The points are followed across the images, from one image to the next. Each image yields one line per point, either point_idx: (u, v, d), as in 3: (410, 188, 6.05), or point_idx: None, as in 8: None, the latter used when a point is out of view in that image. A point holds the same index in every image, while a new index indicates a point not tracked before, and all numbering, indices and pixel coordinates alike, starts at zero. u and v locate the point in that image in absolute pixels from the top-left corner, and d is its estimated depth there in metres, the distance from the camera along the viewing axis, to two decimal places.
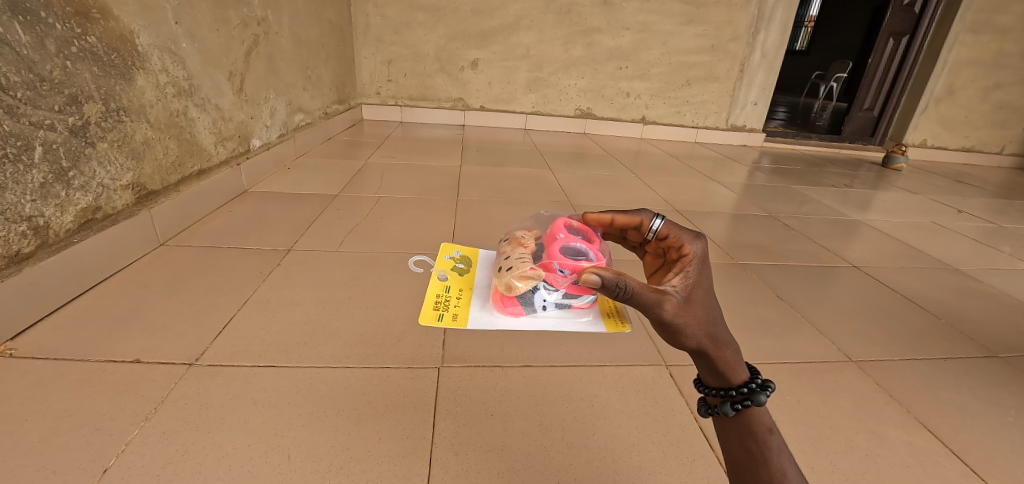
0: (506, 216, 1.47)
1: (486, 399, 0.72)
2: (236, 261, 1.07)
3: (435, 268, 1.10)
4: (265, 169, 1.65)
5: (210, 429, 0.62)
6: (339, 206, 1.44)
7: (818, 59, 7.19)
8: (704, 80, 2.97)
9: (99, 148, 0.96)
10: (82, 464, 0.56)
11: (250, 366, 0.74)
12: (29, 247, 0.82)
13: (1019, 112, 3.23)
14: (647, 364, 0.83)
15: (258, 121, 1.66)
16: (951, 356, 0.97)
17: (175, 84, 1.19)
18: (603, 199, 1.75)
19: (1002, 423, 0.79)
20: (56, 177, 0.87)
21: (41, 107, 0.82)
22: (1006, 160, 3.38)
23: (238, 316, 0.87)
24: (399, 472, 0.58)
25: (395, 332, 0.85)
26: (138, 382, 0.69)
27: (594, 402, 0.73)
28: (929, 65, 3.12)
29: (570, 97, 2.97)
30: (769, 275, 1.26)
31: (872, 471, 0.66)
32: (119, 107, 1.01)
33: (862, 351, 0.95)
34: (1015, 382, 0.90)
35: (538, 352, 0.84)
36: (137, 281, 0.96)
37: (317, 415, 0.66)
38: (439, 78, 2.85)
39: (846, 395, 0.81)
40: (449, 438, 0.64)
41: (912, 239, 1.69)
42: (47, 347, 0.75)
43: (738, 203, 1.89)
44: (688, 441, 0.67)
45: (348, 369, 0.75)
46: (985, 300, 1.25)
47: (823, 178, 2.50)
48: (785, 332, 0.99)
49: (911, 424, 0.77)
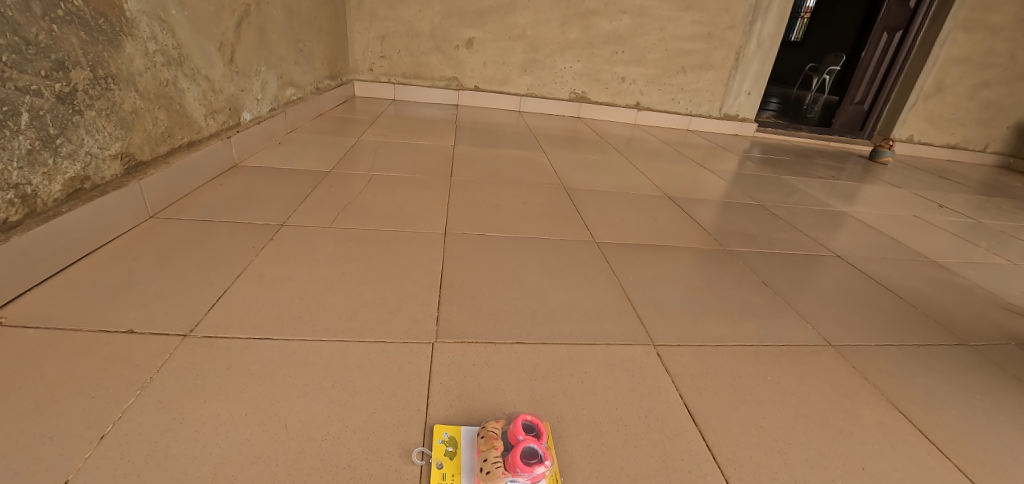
0: (500, 197, 1.48)
1: (479, 373, 0.73)
2: (227, 235, 1.06)
3: (440, 256, 1.08)
4: (253, 144, 1.62)
5: (206, 398, 0.63)
6: (332, 183, 1.44)
7: (812, 53, 7.21)
8: (699, 69, 2.96)
9: (87, 116, 0.94)
10: (80, 431, 0.57)
11: (244, 338, 0.75)
12: (17, 215, 0.81)
13: (1004, 111, 3.29)
14: (635, 343, 0.86)
15: (248, 94, 1.62)
16: (924, 343, 1.01)
17: (164, 53, 1.16)
18: (595, 183, 1.77)
19: (968, 406, 0.83)
20: (44, 144, 0.85)
21: (26, 72, 0.80)
22: (989, 157, 3.44)
23: (230, 290, 0.87)
24: (395, 442, 0.60)
25: (390, 307, 0.87)
26: (132, 352, 0.70)
27: (583, 378, 0.75)
28: (920, 61, 3.15)
29: (566, 80, 2.95)
30: (755, 261, 1.29)
31: (845, 447, 0.70)
32: (107, 75, 0.99)
33: (841, 336, 0.99)
34: (983, 369, 0.95)
35: (531, 329, 0.86)
36: (127, 254, 0.95)
37: (313, 386, 0.67)
38: (433, 57, 2.81)
39: (824, 377, 0.85)
40: (450, 429, 0.62)
41: (894, 232, 1.73)
42: (39, 316, 0.75)
43: (727, 191, 1.92)
44: (672, 416, 0.70)
45: (344, 342, 0.77)
46: (960, 292, 1.30)
47: (811, 169, 2.54)
48: (768, 316, 1.02)
49: (883, 405, 0.80)
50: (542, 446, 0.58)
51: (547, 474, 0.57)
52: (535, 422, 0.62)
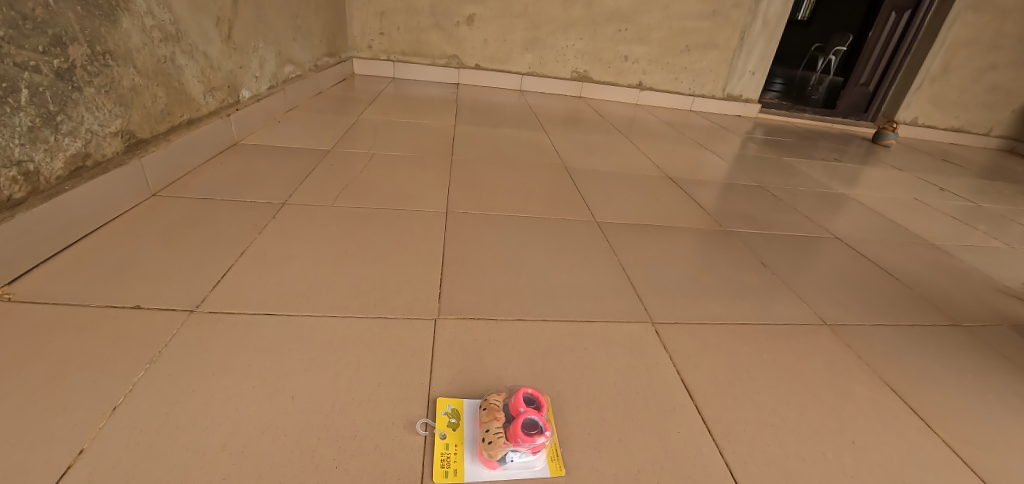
0: (501, 177, 1.48)
1: (481, 349, 0.75)
2: (229, 214, 1.07)
3: (442, 236, 1.08)
4: (253, 123, 1.61)
5: (214, 372, 0.65)
6: (332, 162, 1.43)
7: (818, 33, 7.08)
8: (704, 48, 2.91)
9: (86, 92, 0.93)
10: (92, 402, 0.58)
11: (250, 314, 0.76)
12: (20, 193, 0.81)
13: (1011, 94, 3.25)
14: (634, 320, 0.87)
15: (247, 72, 1.60)
16: (918, 323, 1.03)
17: (161, 29, 1.15)
18: (596, 163, 1.76)
19: (958, 384, 0.85)
20: (44, 121, 0.85)
21: (24, 47, 0.79)
22: (992, 141, 3.42)
23: (234, 267, 0.88)
24: (400, 414, 0.62)
25: (392, 285, 0.88)
26: (140, 327, 0.71)
27: (583, 355, 0.77)
28: (928, 41, 3.10)
29: (567, 59, 2.90)
30: (754, 242, 1.30)
31: (836, 422, 0.72)
32: (105, 51, 0.97)
33: (836, 315, 1.01)
34: (975, 349, 0.97)
35: (532, 307, 0.87)
36: (131, 232, 0.95)
37: (318, 360, 0.69)
38: (433, 34, 2.76)
39: (818, 355, 0.87)
40: (453, 401, 0.64)
41: (894, 214, 1.74)
42: (46, 292, 0.76)
43: (728, 173, 1.91)
44: (669, 391, 0.72)
45: (348, 318, 0.78)
46: (956, 275, 1.31)
47: (814, 151, 2.53)
48: (766, 296, 1.04)
49: (875, 382, 0.82)
50: (542, 418, 0.60)
51: (547, 445, 0.59)
52: (536, 395, 0.63)
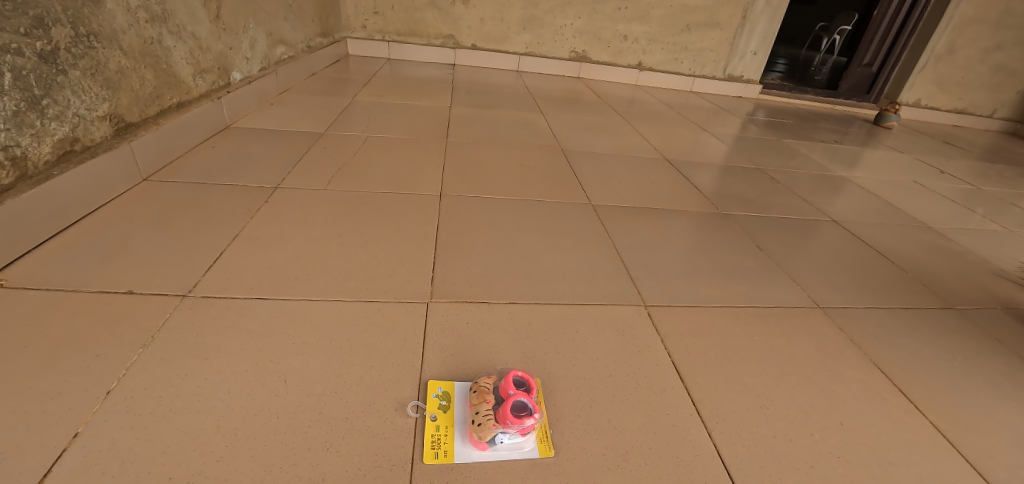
0: (496, 159, 1.46)
1: (473, 332, 0.75)
2: (221, 197, 1.06)
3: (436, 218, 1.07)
4: (245, 105, 1.58)
5: (207, 356, 0.65)
6: (325, 144, 1.41)
7: (824, 11, 6.94)
8: (705, 27, 2.86)
9: (71, 76, 0.91)
10: (86, 387, 0.59)
11: (243, 298, 0.76)
12: (8, 179, 0.80)
13: (1016, 75, 3.20)
14: (627, 303, 0.87)
15: (237, 52, 1.56)
16: (910, 306, 1.03)
17: (146, 8, 1.12)
18: (593, 145, 1.74)
19: (948, 366, 0.86)
20: (29, 105, 0.83)
21: (5, 29, 0.77)
22: (995, 123, 3.39)
23: (227, 251, 0.87)
24: (392, 397, 0.62)
25: (386, 269, 0.88)
26: (133, 311, 0.71)
27: (575, 337, 0.77)
28: (934, 20, 3.03)
29: (566, 38, 2.85)
30: (750, 225, 1.29)
31: (825, 404, 0.73)
32: (89, 32, 0.95)
33: (830, 298, 1.01)
34: (967, 332, 0.97)
35: (525, 290, 0.87)
36: (123, 216, 0.95)
37: (310, 344, 0.69)
38: (428, 13, 2.70)
39: (811, 338, 0.87)
40: (444, 384, 0.64)
41: (893, 197, 1.73)
42: (39, 278, 0.76)
43: (727, 155, 1.90)
44: (660, 373, 0.73)
45: (340, 301, 0.78)
46: (952, 258, 1.31)
47: (814, 133, 2.50)
48: (760, 278, 1.04)
49: (866, 364, 0.83)
50: (531, 400, 0.60)
51: (536, 426, 0.59)
52: (526, 378, 0.64)
